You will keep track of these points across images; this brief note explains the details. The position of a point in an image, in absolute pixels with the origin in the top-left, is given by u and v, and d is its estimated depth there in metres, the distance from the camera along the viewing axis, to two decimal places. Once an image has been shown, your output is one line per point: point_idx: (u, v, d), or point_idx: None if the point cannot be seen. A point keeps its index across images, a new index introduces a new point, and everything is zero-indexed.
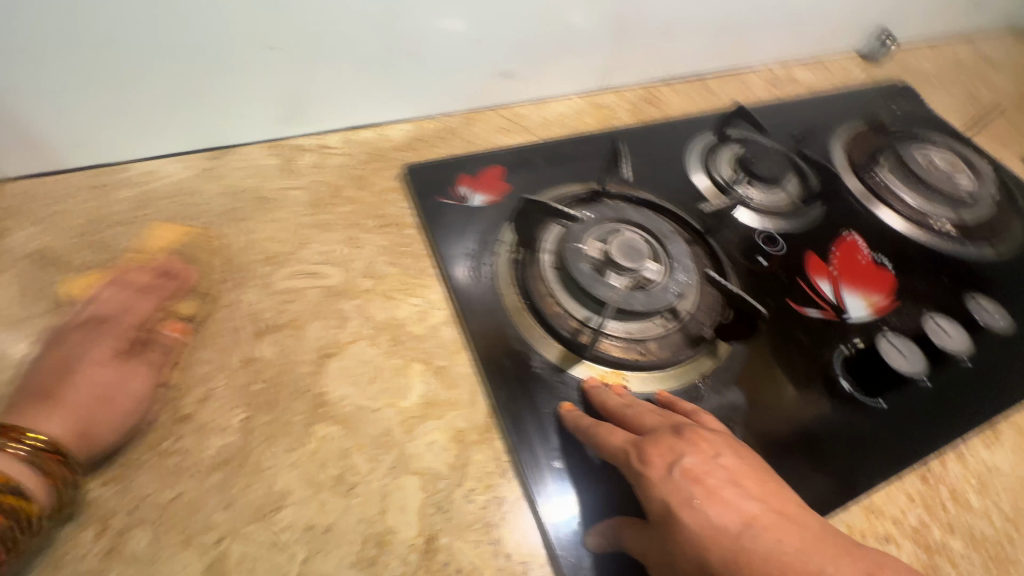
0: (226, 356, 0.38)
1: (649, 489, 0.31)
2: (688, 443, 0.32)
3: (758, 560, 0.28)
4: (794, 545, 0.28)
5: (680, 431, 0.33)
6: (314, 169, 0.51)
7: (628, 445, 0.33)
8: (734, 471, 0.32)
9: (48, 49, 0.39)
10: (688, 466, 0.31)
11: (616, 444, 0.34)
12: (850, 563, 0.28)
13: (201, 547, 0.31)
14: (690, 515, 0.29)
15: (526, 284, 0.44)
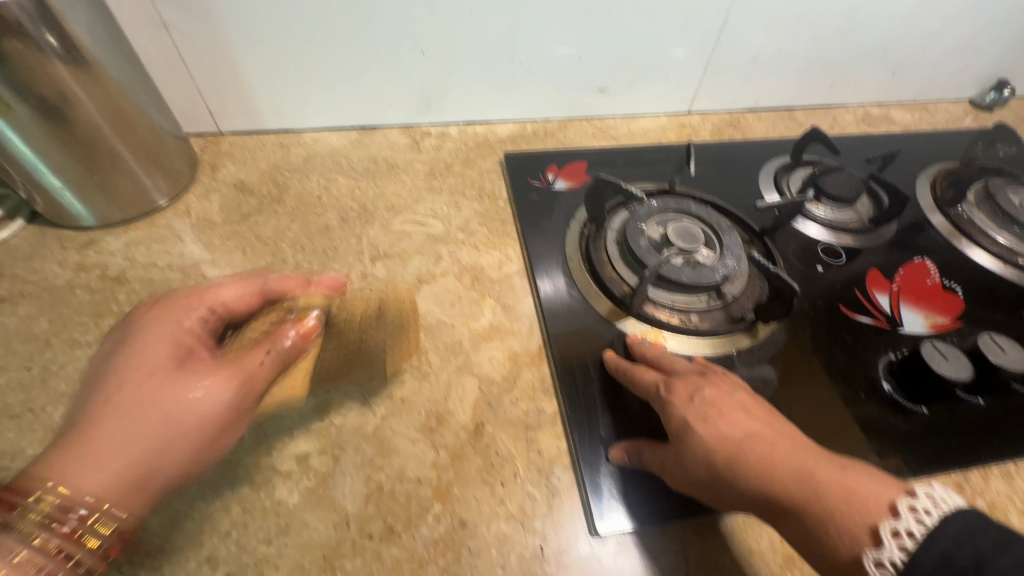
0: (350, 269, 0.50)
1: (669, 410, 0.35)
2: (709, 381, 0.36)
3: (755, 461, 0.31)
4: (789, 451, 0.31)
5: (706, 374, 0.37)
6: (434, 150, 0.64)
7: (659, 382, 0.38)
8: (746, 401, 0.35)
9: (276, 43, 0.55)
10: (707, 395, 0.35)
11: (649, 380, 0.38)
12: (835, 462, 0.31)
13: (313, 391, 0.41)
14: (701, 428, 0.33)
15: (590, 252, 0.51)
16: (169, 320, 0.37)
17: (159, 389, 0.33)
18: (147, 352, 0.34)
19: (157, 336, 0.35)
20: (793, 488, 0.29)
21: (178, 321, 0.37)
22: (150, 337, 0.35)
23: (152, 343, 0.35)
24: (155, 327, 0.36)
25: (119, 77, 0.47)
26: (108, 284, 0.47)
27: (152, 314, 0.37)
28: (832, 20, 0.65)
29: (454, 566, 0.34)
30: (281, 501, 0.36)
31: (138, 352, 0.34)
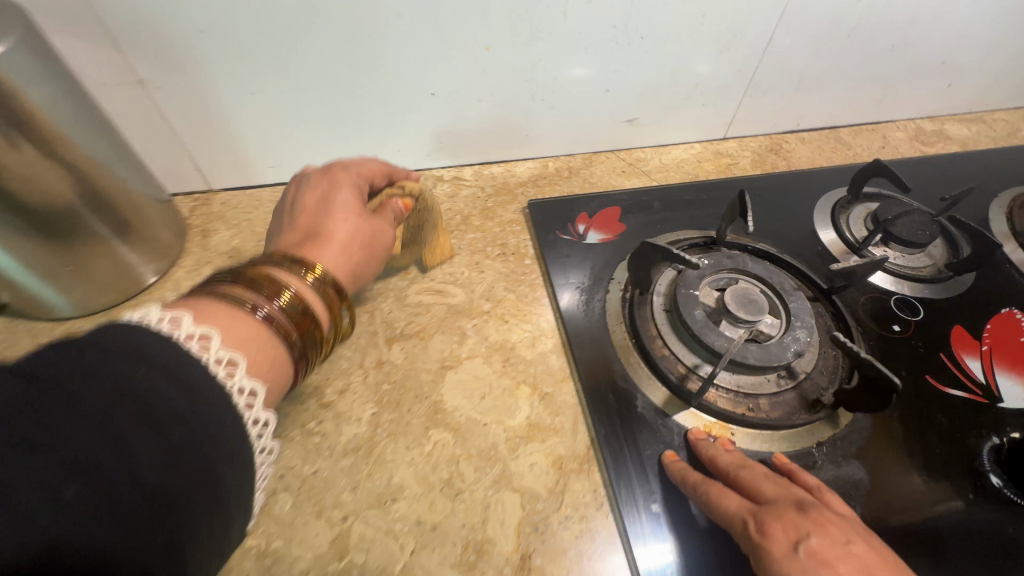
0: (363, 355, 0.44)
1: (767, 563, 0.29)
2: (814, 524, 0.30)
3: None
4: None
5: (806, 509, 0.31)
6: (448, 198, 0.57)
7: (746, 513, 0.32)
8: (865, 560, 0.29)
9: (264, 92, 0.49)
10: (815, 546, 0.29)
11: (733, 509, 0.32)
12: None
13: (329, 521, 0.35)
14: None
15: (635, 324, 0.45)
16: (330, 192, 0.42)
17: (342, 230, 0.40)
18: (335, 195, 0.42)
19: (341, 192, 0.42)
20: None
21: (328, 212, 0.41)
22: (333, 202, 0.41)
23: (340, 185, 0.43)
24: (315, 211, 0.41)
25: (89, 151, 0.41)
26: None
27: (321, 185, 0.43)
28: (888, 33, 0.58)
29: None
30: None
31: (319, 214, 0.41)
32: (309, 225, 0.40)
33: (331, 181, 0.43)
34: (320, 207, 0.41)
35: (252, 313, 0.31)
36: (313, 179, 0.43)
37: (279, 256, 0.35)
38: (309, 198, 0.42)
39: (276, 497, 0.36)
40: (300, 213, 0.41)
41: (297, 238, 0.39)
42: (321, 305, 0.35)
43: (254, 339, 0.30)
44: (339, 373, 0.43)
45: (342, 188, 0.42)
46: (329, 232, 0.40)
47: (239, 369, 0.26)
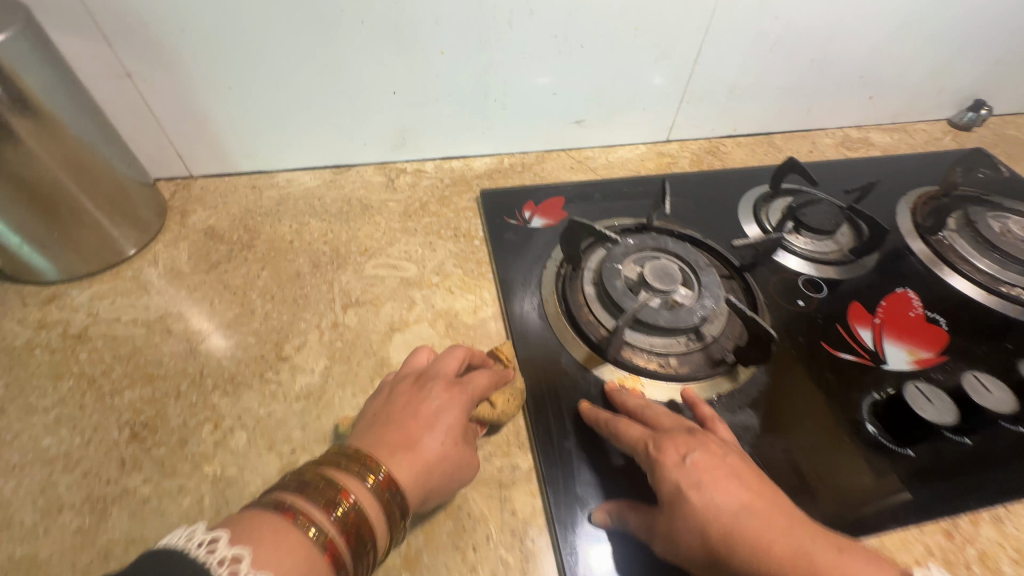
0: (320, 318, 0.49)
1: (661, 473, 0.35)
2: (699, 441, 0.36)
3: (754, 539, 0.30)
4: (786, 526, 0.31)
5: (694, 432, 0.37)
6: (410, 187, 0.63)
7: (645, 439, 0.37)
8: (738, 467, 0.35)
9: (242, 88, 0.55)
10: (697, 459, 0.35)
11: (634, 436, 0.38)
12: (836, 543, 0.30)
13: (279, 454, 0.40)
14: (694, 496, 0.33)
15: (566, 294, 0.50)
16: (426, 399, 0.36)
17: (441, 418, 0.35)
18: (420, 395, 0.36)
19: (437, 391, 0.37)
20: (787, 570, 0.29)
21: (426, 398, 0.36)
22: (436, 392, 0.37)
23: (431, 391, 0.37)
24: (411, 404, 0.36)
25: (79, 129, 0.46)
26: (69, 343, 0.46)
27: (416, 390, 0.37)
28: (807, 49, 0.65)
29: None
30: None
31: (418, 402, 0.36)
32: (408, 399, 0.36)
33: (429, 373, 0.39)
34: (424, 395, 0.36)
35: (302, 530, 0.27)
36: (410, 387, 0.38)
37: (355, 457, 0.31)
38: (405, 399, 0.37)
39: (234, 433, 0.41)
40: (403, 400, 0.36)
41: (393, 435, 0.34)
42: (370, 525, 0.29)
43: (294, 561, 0.25)
44: (297, 332, 0.48)
45: (441, 395, 0.36)
46: (404, 422, 0.35)
47: (242, 568, 0.24)
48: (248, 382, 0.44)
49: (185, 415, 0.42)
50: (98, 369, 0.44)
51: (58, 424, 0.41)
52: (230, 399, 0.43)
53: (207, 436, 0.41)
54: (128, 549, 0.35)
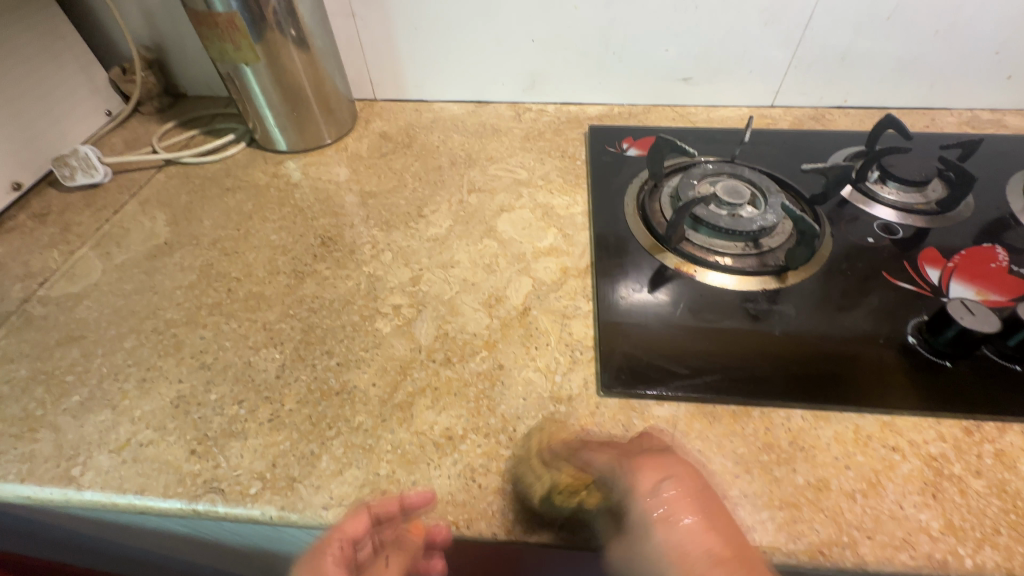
0: (451, 196, 0.65)
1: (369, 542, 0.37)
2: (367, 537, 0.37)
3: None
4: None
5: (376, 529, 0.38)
6: (532, 121, 0.77)
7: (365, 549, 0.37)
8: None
9: (421, 30, 0.73)
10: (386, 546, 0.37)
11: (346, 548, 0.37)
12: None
13: (411, 268, 0.56)
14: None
15: (644, 202, 0.60)
16: (675, 516, 0.35)
17: (708, 544, 0.34)
18: (643, 478, 0.36)
19: (671, 485, 0.36)
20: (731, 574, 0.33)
21: (669, 525, 0.34)
22: (663, 492, 0.35)
23: (660, 510, 0.35)
24: (704, 500, 0.36)
25: (320, 46, 0.67)
26: (290, 187, 0.67)
27: (663, 503, 0.35)
28: (932, 19, 0.67)
29: (490, 390, 0.45)
30: (378, 328, 0.50)
31: (683, 484, 0.36)
32: (640, 516, 0.35)
33: (641, 445, 0.40)
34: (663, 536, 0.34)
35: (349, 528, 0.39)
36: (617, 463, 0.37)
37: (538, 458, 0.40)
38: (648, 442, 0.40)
39: (383, 252, 0.58)
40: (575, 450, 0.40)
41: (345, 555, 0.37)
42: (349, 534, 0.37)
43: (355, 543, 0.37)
44: (434, 202, 0.64)
45: (656, 476, 0.36)
46: (730, 530, 0.35)
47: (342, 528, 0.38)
48: (396, 225, 0.61)
49: (355, 237, 0.60)
50: (305, 204, 0.64)
51: (281, 229, 0.61)
52: (384, 232, 0.60)
53: (367, 251, 0.58)
54: (315, 300, 0.53)
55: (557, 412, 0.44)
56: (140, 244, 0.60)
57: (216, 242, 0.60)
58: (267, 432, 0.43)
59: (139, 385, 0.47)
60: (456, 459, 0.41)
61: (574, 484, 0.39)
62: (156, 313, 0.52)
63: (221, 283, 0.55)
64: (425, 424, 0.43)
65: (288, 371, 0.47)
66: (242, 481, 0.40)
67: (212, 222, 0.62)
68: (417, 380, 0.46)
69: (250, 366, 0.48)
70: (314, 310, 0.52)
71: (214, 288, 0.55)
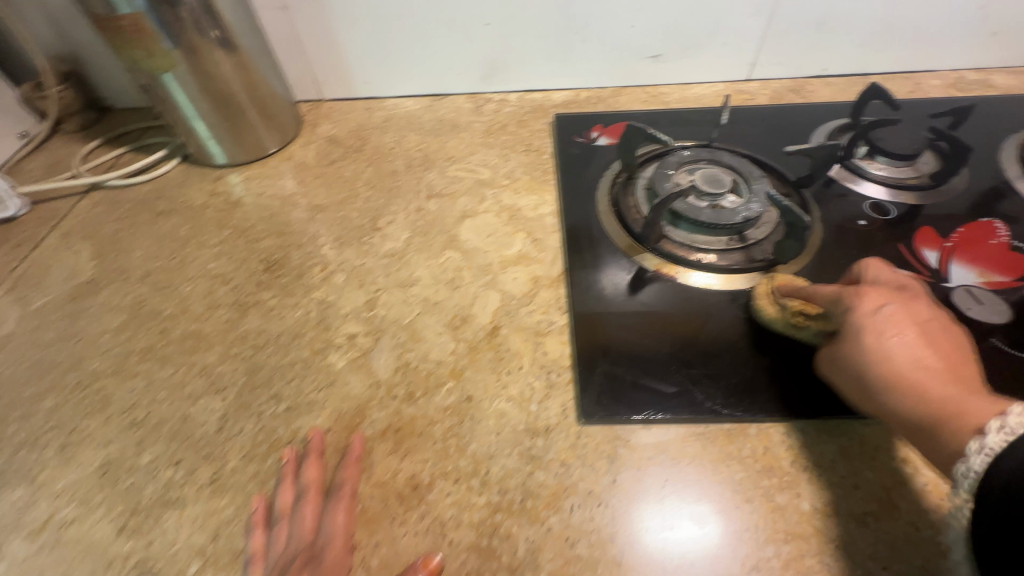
0: (408, 204, 0.59)
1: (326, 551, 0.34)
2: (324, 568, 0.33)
3: None
4: None
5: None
6: (494, 113, 0.71)
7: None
8: None
9: (363, 20, 0.66)
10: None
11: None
12: None
13: (367, 290, 0.50)
14: None
15: (618, 196, 0.55)
16: (885, 331, 0.35)
17: (925, 353, 0.34)
18: (870, 296, 0.37)
19: (898, 306, 0.36)
20: (946, 381, 0.33)
21: (885, 334, 0.35)
22: (886, 308, 0.36)
23: (888, 319, 0.36)
24: (949, 329, 0.36)
25: (250, 45, 0.61)
26: (230, 206, 0.61)
27: (887, 319, 0.36)
28: None
29: (458, 427, 0.40)
30: (331, 363, 0.45)
31: (910, 307, 0.36)
32: (859, 318, 0.36)
33: (903, 283, 0.39)
34: (876, 344, 0.35)
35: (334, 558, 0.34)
36: (846, 287, 0.38)
37: (772, 296, 0.44)
38: (877, 270, 0.41)
39: (335, 274, 0.52)
40: (802, 284, 0.43)
41: None
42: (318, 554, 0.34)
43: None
44: (389, 212, 0.58)
45: (880, 296, 0.37)
46: (961, 356, 0.35)
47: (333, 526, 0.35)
48: (348, 242, 0.55)
49: (303, 259, 0.54)
50: (247, 224, 0.58)
51: (219, 255, 0.55)
52: (335, 251, 0.54)
53: (317, 273, 0.52)
54: (259, 336, 0.48)
55: (534, 447, 0.39)
56: (61, 285, 0.53)
57: (148, 276, 0.53)
58: (208, 498, 0.38)
59: (60, 453, 0.41)
60: (423, 513, 0.36)
61: (797, 311, 0.41)
62: (80, 364, 0.47)
63: (153, 323, 0.49)
64: (387, 473, 0.38)
65: (231, 423, 0.42)
66: (180, 560, 0.35)
67: (143, 253, 0.56)
68: (377, 422, 0.41)
69: (188, 420, 0.42)
70: (260, 348, 0.47)
71: (145, 330, 0.49)
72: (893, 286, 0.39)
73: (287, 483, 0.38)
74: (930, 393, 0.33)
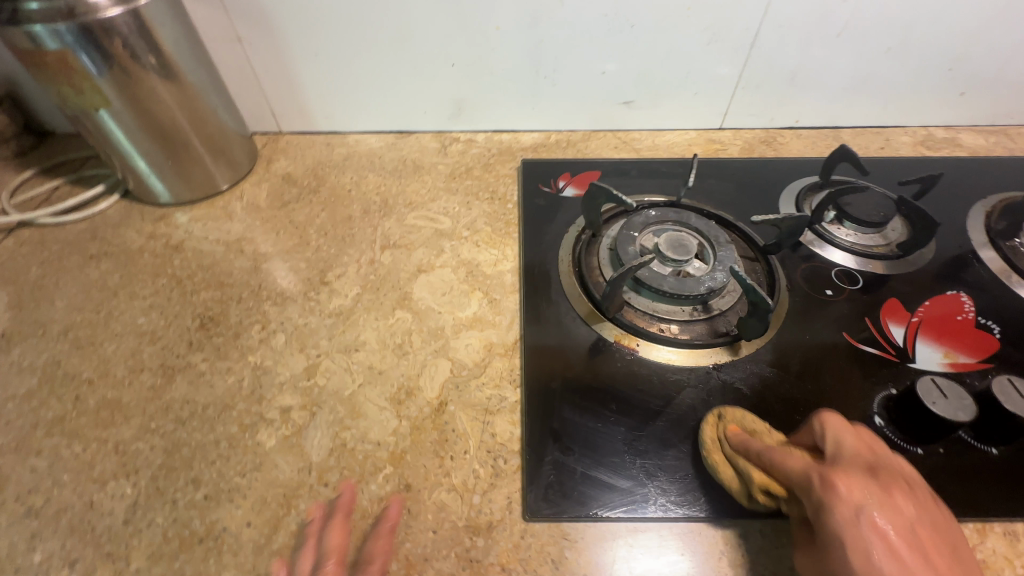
0: (361, 255, 0.56)
1: None
2: None
3: None
4: None
5: None
6: (460, 154, 0.69)
7: None
8: None
9: (322, 55, 0.63)
10: None
11: None
12: None
13: (308, 354, 0.47)
14: None
15: (580, 256, 0.52)
16: (867, 544, 0.30)
17: (910, 561, 0.29)
18: (844, 490, 0.31)
19: (880, 510, 0.31)
20: (931, 570, 0.29)
21: (860, 527, 0.30)
22: (870, 512, 0.30)
23: (870, 527, 0.30)
24: (937, 526, 0.32)
25: (197, 80, 0.57)
26: (169, 251, 0.57)
27: (868, 526, 0.30)
28: (884, 34, 0.61)
29: (393, 523, 0.37)
30: (260, 442, 0.41)
31: (893, 507, 0.31)
32: (833, 524, 0.31)
33: (873, 462, 0.34)
34: (863, 561, 0.29)
35: None
36: (819, 475, 0.32)
37: (722, 449, 0.38)
38: (838, 434, 0.36)
39: (274, 335, 0.48)
40: (763, 443, 0.37)
41: None
42: None
43: None
44: (340, 264, 0.55)
45: (860, 491, 0.31)
46: (953, 561, 0.30)
47: None
48: (293, 297, 0.52)
49: (242, 315, 0.50)
50: (185, 273, 0.54)
51: (151, 309, 0.51)
52: (278, 307, 0.51)
53: (255, 333, 0.49)
54: (184, 407, 0.44)
55: (473, 548, 0.36)
56: None
57: (69, 331, 0.49)
58: None
59: None
60: None
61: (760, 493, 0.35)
62: None
63: (68, 388, 0.45)
64: None
65: (141, 514, 0.38)
66: None
67: (66, 304, 0.51)
68: (304, 514, 0.37)
69: (92, 508, 0.38)
70: (183, 421, 0.43)
71: (58, 396, 0.44)
72: (861, 465, 0.33)
73: (337, 525, 0.36)
74: None
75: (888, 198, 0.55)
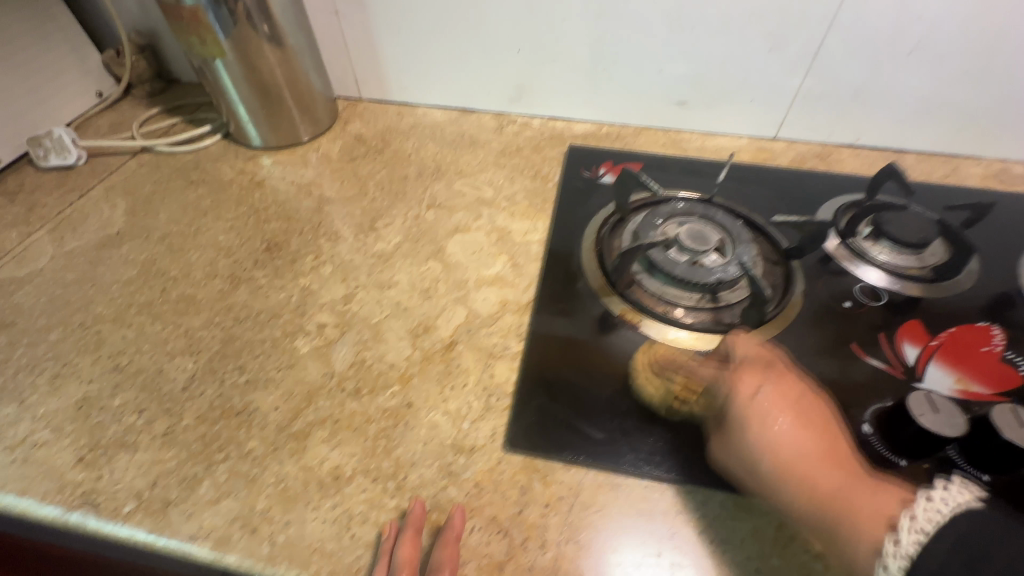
0: (408, 210, 0.62)
1: None
2: None
3: None
4: None
5: None
6: (513, 135, 0.74)
7: None
8: None
9: (403, 31, 0.70)
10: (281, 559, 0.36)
11: None
12: None
13: (348, 285, 0.54)
14: None
15: (604, 236, 0.56)
16: (771, 417, 0.38)
17: (805, 441, 0.37)
18: (746, 380, 0.40)
19: (771, 392, 0.39)
20: (830, 467, 0.36)
21: (770, 425, 0.37)
22: (763, 390, 0.39)
23: (767, 409, 0.38)
24: (816, 409, 0.39)
25: (297, 44, 0.66)
26: (252, 186, 0.66)
27: (767, 408, 0.38)
28: (961, 57, 0.59)
29: (391, 430, 0.43)
30: (296, 347, 0.48)
31: (783, 390, 0.39)
32: (743, 411, 0.38)
33: (761, 358, 0.42)
34: (765, 438, 0.37)
35: None
36: (723, 372, 0.42)
37: (649, 370, 0.45)
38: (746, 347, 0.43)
39: (323, 265, 0.56)
40: (685, 358, 0.45)
41: None
42: None
43: None
44: (388, 215, 0.61)
45: (757, 382, 0.40)
46: (836, 438, 0.38)
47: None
48: (345, 237, 0.59)
49: (301, 245, 0.58)
50: (262, 205, 0.63)
51: (231, 230, 0.60)
52: (330, 243, 0.58)
53: (309, 261, 0.56)
54: (242, 310, 0.52)
55: (454, 464, 0.41)
56: (93, 233, 0.60)
57: (166, 238, 0.59)
58: (158, 448, 0.42)
59: (51, 381, 0.46)
60: (336, 503, 0.39)
61: (681, 391, 0.43)
62: (88, 307, 0.52)
63: (157, 281, 0.54)
64: (315, 459, 0.41)
65: (196, 385, 0.46)
66: (119, 498, 0.39)
67: (167, 216, 0.62)
68: (320, 409, 0.44)
69: (161, 374, 0.47)
70: (240, 320, 0.51)
71: (149, 286, 0.54)
72: (758, 362, 0.42)
73: (408, 539, 0.36)
74: (817, 482, 0.35)
75: (933, 222, 0.53)
